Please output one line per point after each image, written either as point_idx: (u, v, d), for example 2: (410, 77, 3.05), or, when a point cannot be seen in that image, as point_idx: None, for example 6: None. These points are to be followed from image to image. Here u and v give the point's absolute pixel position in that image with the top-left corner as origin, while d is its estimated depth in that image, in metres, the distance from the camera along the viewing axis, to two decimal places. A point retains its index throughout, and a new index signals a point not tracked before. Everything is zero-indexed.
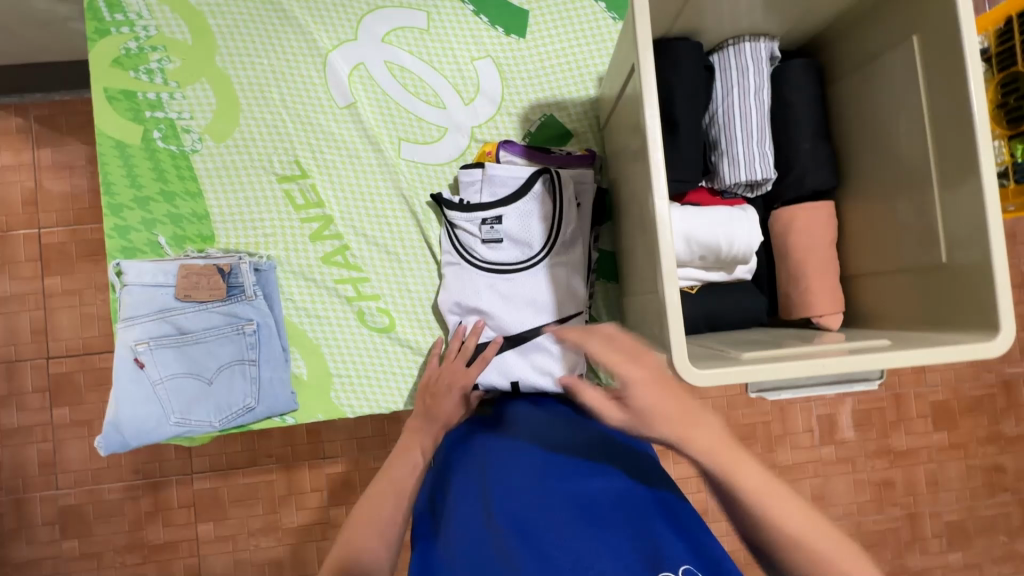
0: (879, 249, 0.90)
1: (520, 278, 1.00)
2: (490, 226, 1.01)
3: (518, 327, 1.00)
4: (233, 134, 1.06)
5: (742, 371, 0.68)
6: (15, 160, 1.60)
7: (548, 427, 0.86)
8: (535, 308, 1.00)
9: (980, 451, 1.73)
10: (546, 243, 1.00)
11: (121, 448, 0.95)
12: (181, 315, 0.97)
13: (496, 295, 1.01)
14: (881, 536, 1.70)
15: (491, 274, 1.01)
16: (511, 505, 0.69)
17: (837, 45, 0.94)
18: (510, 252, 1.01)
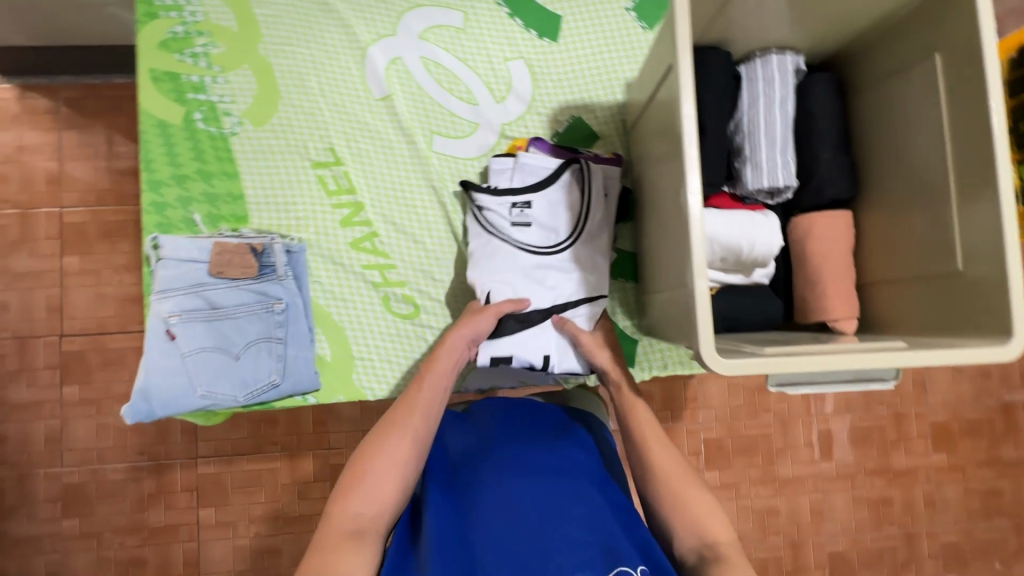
0: (893, 260, 0.93)
1: (549, 258, 1.02)
2: (519, 210, 1.03)
3: (546, 304, 1.00)
4: (271, 119, 1.09)
5: (766, 363, 0.71)
6: (42, 141, 1.63)
7: (525, 428, 0.95)
8: (563, 286, 1.01)
9: (979, 474, 1.75)
10: (575, 229, 1.02)
11: (146, 417, 0.97)
12: (214, 291, 1.00)
13: (525, 273, 1.01)
14: (877, 554, 1.71)
15: (520, 250, 1.01)
16: (487, 507, 0.81)
17: (859, 62, 0.98)
18: (538, 235, 1.02)
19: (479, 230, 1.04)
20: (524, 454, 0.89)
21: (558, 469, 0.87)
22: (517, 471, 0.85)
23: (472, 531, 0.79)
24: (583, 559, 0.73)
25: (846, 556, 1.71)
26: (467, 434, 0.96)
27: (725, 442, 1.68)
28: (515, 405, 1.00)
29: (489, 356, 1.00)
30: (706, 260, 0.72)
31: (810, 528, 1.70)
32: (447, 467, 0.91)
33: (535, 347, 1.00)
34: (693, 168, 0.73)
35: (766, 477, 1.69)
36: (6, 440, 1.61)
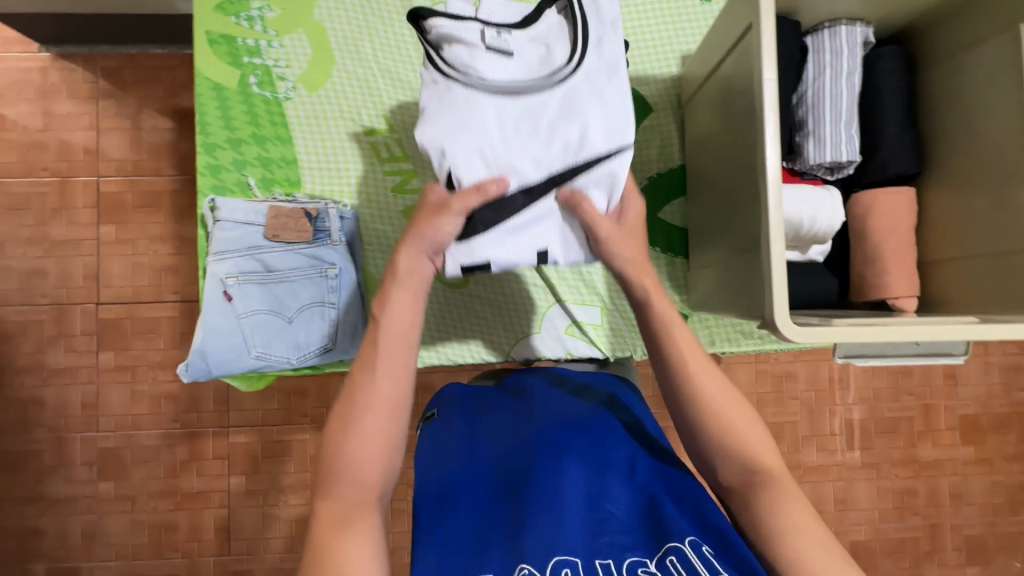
0: (959, 238, 0.91)
1: (537, 104, 0.77)
2: (493, 35, 0.79)
3: (536, 171, 0.76)
4: (325, 84, 1.09)
5: (843, 332, 0.72)
6: (79, 110, 1.64)
7: (559, 399, 0.90)
8: (557, 138, 0.76)
9: (1006, 468, 1.74)
10: (569, 59, 0.78)
11: (203, 376, 0.99)
12: (270, 254, 1.01)
13: (510, 130, 0.76)
14: (900, 544, 1.71)
15: (498, 99, 0.77)
16: (525, 484, 0.76)
17: (928, 38, 0.95)
18: (520, 72, 0.78)
19: (440, 79, 0.78)
20: (557, 425, 0.84)
21: (593, 439, 0.82)
22: (551, 442, 0.82)
23: (512, 504, 0.76)
24: (632, 540, 0.70)
25: (868, 544, 1.71)
26: (493, 403, 0.91)
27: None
28: (541, 379, 0.95)
29: (460, 265, 0.77)
30: (782, 229, 0.75)
31: (833, 516, 1.69)
32: (474, 436, 0.86)
33: (525, 242, 0.78)
34: (772, 136, 0.75)
35: (791, 464, 1.69)
36: (45, 404, 1.64)
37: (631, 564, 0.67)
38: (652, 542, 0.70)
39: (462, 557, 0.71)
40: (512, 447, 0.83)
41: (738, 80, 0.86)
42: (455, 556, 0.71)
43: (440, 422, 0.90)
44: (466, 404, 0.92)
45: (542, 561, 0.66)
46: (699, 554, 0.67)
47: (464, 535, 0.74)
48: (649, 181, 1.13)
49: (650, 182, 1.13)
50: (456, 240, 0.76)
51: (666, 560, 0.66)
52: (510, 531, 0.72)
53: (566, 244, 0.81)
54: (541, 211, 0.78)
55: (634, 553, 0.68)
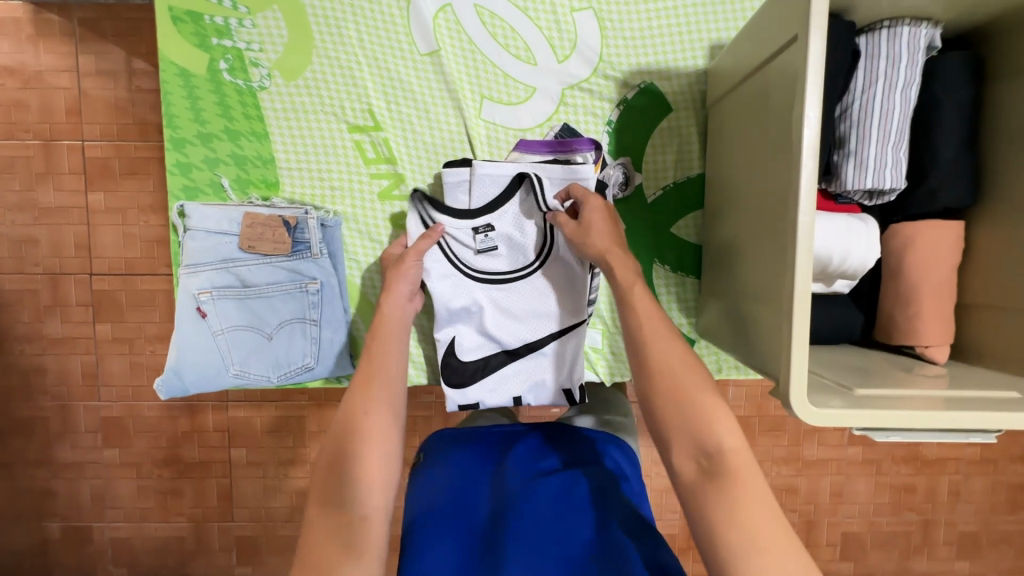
0: (1010, 287, 0.80)
1: (519, 289, 0.95)
2: (481, 235, 0.93)
3: (517, 341, 0.95)
4: (305, 73, 0.97)
5: (857, 415, 0.64)
6: (58, 65, 1.51)
7: (547, 452, 0.82)
8: (534, 320, 0.95)
9: (1012, 468, 1.66)
10: (544, 250, 0.94)
11: (180, 393, 0.94)
12: (245, 267, 0.94)
13: (500, 308, 0.95)
14: (892, 537, 1.68)
15: (487, 287, 0.95)
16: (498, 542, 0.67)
17: (1004, 40, 0.80)
18: (505, 260, 0.95)
19: (441, 268, 0.93)
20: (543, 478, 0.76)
21: (580, 503, 0.72)
22: (533, 496, 0.73)
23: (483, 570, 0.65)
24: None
25: (860, 536, 1.68)
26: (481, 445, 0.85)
27: (753, 421, 1.62)
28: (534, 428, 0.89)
29: (457, 404, 0.94)
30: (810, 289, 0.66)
31: (827, 508, 1.67)
32: (457, 474, 0.78)
33: (503, 391, 0.95)
34: (808, 182, 0.65)
35: (791, 457, 1.64)
36: (46, 372, 1.63)
37: None
38: None
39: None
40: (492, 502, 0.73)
41: (777, 98, 0.74)
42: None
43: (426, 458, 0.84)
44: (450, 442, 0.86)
45: None
46: None
47: None
48: (663, 191, 1.02)
49: (663, 193, 1.02)
50: (450, 388, 0.94)
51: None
52: None
53: (538, 392, 0.95)
54: (518, 368, 0.96)
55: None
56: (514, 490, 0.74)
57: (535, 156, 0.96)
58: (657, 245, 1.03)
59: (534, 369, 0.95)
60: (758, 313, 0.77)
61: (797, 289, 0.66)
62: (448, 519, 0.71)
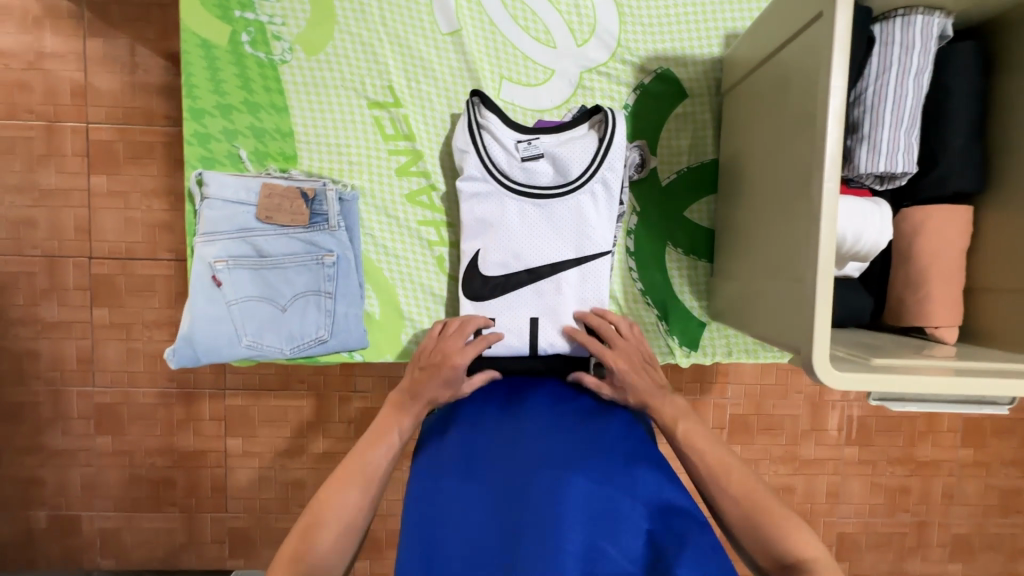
0: (1017, 269, 0.82)
1: (553, 207, 0.94)
2: (527, 145, 0.95)
3: (541, 261, 0.94)
4: (326, 48, 0.97)
5: (877, 379, 0.66)
6: (63, 45, 1.46)
7: (566, 410, 0.85)
8: (562, 243, 0.94)
9: (1004, 472, 1.63)
10: (588, 169, 0.93)
11: (191, 363, 0.93)
12: (262, 238, 0.94)
13: (532, 227, 0.94)
14: (888, 538, 1.64)
15: (524, 200, 0.94)
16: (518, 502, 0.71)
17: (1012, 32, 0.83)
18: (546, 174, 0.95)
19: (480, 176, 0.94)
20: (563, 438, 0.79)
21: (600, 469, 0.75)
22: (555, 454, 0.76)
23: (509, 525, 0.69)
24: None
25: (855, 538, 1.64)
26: (495, 401, 0.86)
27: (751, 421, 1.57)
28: (549, 383, 0.91)
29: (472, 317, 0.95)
30: (833, 259, 0.67)
31: (823, 508, 1.62)
32: (473, 432, 0.81)
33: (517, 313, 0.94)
34: (833, 154, 0.68)
35: (787, 456, 1.59)
36: (39, 356, 1.56)
37: None
38: None
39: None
40: (511, 460, 0.76)
41: (797, 77, 0.77)
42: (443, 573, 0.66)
43: (445, 411, 0.87)
44: (470, 394, 0.88)
45: None
46: None
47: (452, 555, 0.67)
48: (677, 176, 1.03)
49: (677, 178, 1.03)
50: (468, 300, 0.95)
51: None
52: (503, 565, 0.66)
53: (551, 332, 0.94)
54: (538, 291, 0.94)
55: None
56: (535, 449, 0.77)
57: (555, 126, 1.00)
58: (670, 229, 1.04)
59: (554, 294, 0.94)
60: (776, 287, 0.79)
61: (822, 257, 0.68)
62: (469, 479, 0.75)
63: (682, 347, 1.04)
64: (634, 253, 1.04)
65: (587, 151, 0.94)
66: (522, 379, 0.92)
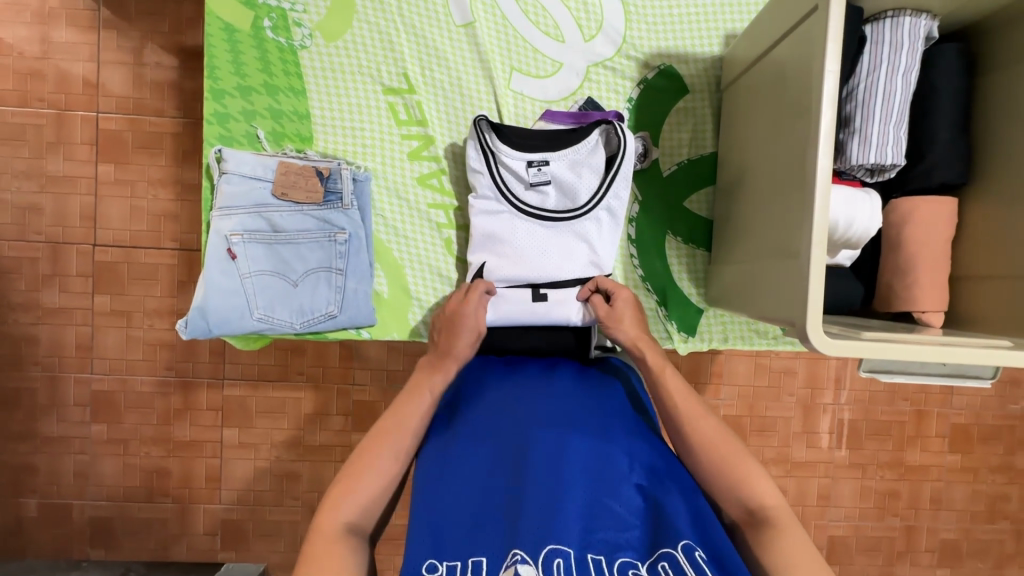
0: (998, 256, 0.87)
1: (560, 230, 0.99)
2: (536, 169, 0.99)
3: (546, 278, 0.98)
4: (345, 35, 1.02)
5: (868, 347, 0.70)
6: (77, 36, 1.46)
7: (569, 387, 0.88)
8: (568, 263, 0.99)
9: (990, 477, 1.66)
10: (595, 196, 0.98)
11: (202, 334, 0.95)
12: (277, 213, 0.97)
13: (539, 245, 0.99)
14: (877, 542, 1.66)
15: (532, 223, 0.98)
16: (521, 466, 0.74)
17: (994, 36, 0.89)
18: (555, 199, 0.99)
19: (493, 197, 0.98)
20: (564, 412, 0.83)
21: (600, 440, 0.78)
22: (557, 426, 0.79)
23: (512, 486, 0.72)
24: (629, 537, 0.66)
25: (846, 541, 1.65)
26: (496, 374, 0.91)
27: (744, 421, 1.59)
28: (548, 361, 0.95)
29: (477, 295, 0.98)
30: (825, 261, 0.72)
31: (814, 511, 1.63)
32: (474, 404, 0.85)
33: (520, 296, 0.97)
34: (824, 164, 0.72)
35: (779, 458, 1.61)
36: (38, 341, 1.52)
37: (623, 564, 0.62)
38: (647, 545, 0.65)
39: (456, 534, 0.68)
40: (512, 427, 0.80)
41: (792, 70, 0.82)
42: (450, 529, 0.69)
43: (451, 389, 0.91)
44: (477, 374, 0.92)
45: (535, 549, 0.62)
46: (693, 561, 0.62)
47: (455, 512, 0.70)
48: (677, 167, 1.08)
49: (678, 169, 1.08)
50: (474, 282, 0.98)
51: (656, 565, 0.62)
52: (506, 519, 0.68)
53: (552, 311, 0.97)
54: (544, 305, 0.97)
55: (626, 552, 0.64)
56: (537, 420, 0.80)
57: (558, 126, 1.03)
58: (670, 218, 1.08)
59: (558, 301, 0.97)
60: (771, 269, 0.83)
61: (813, 258, 0.72)
62: (473, 445, 0.79)
63: (680, 332, 1.07)
64: (635, 240, 1.07)
65: (595, 173, 0.98)
66: (527, 359, 0.96)
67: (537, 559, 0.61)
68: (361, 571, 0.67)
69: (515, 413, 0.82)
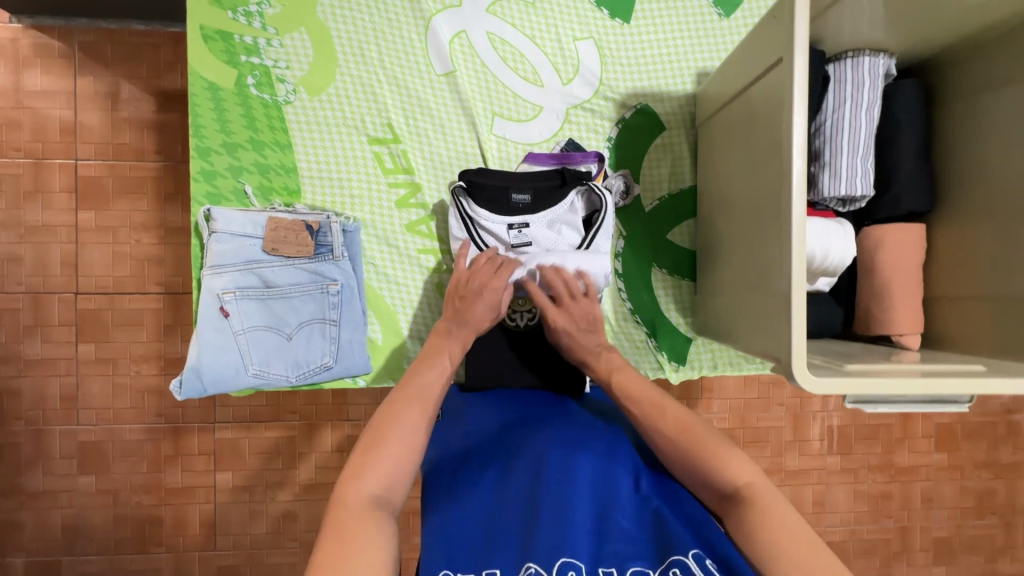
0: (968, 279, 0.91)
1: None
2: (517, 232, 1.01)
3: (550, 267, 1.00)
4: (328, 88, 1.04)
5: (853, 383, 0.72)
6: (54, 84, 1.45)
7: (569, 411, 0.94)
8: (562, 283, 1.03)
9: (976, 473, 1.71)
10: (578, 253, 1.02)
11: (197, 394, 0.95)
12: (267, 269, 0.97)
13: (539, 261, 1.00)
14: (872, 545, 1.68)
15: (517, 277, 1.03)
16: (530, 489, 0.79)
17: (948, 71, 0.94)
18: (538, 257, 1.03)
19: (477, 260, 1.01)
20: (568, 430, 0.87)
21: (603, 456, 0.84)
22: (563, 443, 0.84)
23: (523, 508, 0.77)
24: (638, 549, 0.73)
25: (843, 545, 1.68)
26: (502, 403, 0.96)
27: (737, 433, 1.62)
28: (546, 398, 0.99)
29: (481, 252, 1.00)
30: (805, 287, 0.75)
31: (810, 518, 1.66)
32: (481, 430, 0.91)
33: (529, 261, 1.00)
34: (798, 205, 0.75)
35: (773, 468, 1.64)
36: (21, 394, 1.49)
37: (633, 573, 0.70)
38: (655, 554, 0.72)
39: (469, 547, 0.74)
40: (518, 450, 0.84)
41: (762, 110, 0.85)
42: (464, 545, 0.74)
43: (455, 416, 0.95)
44: (479, 403, 0.97)
45: (548, 561, 0.70)
46: (702, 569, 0.68)
47: (466, 530, 0.76)
48: (659, 202, 1.11)
49: (659, 204, 1.11)
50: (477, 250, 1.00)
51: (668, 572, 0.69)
52: (517, 542, 0.74)
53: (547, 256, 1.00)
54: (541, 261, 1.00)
55: (637, 563, 0.71)
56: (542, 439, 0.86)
57: (540, 167, 1.06)
58: (655, 252, 1.11)
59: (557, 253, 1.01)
60: (751, 302, 0.88)
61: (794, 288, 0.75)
62: (482, 468, 0.83)
63: (671, 362, 1.10)
64: (622, 274, 1.10)
65: (576, 234, 1.02)
66: (528, 393, 1.01)
67: (550, 570, 0.69)
68: (392, 539, 0.66)
69: (520, 436, 0.87)
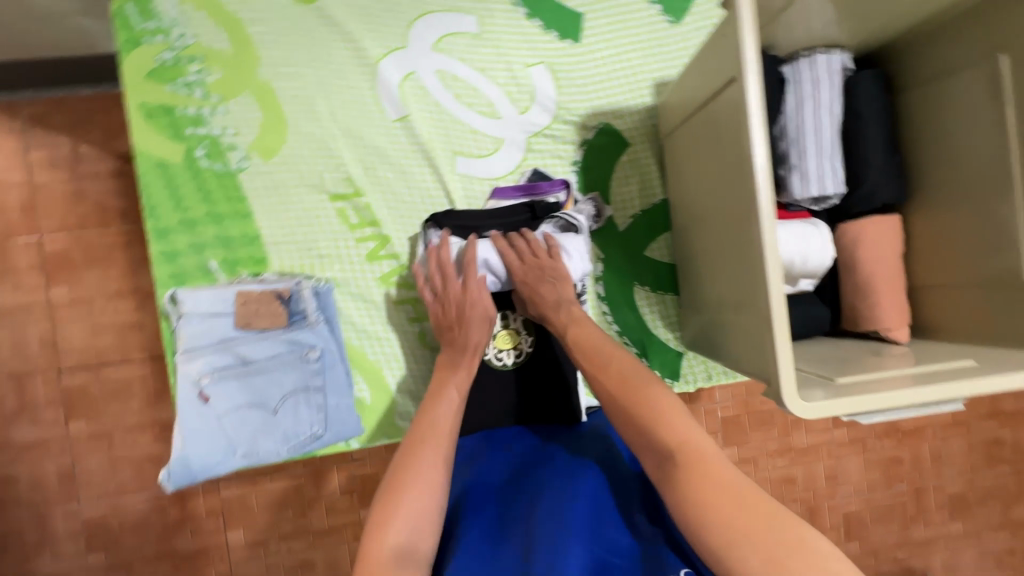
0: (949, 264, 0.90)
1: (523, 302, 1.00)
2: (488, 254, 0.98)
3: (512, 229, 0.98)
4: (282, 150, 1.01)
5: (850, 400, 0.71)
6: (4, 161, 1.40)
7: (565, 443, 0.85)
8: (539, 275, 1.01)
9: (981, 426, 1.71)
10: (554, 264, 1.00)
11: (188, 482, 0.92)
12: (243, 345, 0.95)
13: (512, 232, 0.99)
14: (890, 510, 1.67)
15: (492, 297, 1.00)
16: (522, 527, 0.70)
17: (905, 56, 0.93)
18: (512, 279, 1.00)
19: None
20: (562, 458, 0.79)
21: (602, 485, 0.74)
22: (557, 472, 0.76)
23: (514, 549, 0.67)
24: None
25: (860, 515, 1.66)
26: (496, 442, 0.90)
27: (743, 419, 1.60)
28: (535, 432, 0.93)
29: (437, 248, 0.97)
30: (785, 308, 0.73)
31: (825, 492, 1.65)
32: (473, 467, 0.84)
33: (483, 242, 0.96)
34: (768, 226, 0.73)
35: (783, 448, 1.62)
36: (16, 481, 1.44)
37: None
38: None
39: None
40: (512, 490, 0.76)
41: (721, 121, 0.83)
42: None
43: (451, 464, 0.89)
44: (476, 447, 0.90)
45: None
46: None
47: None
48: (632, 220, 1.10)
49: (633, 222, 1.10)
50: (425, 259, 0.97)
51: None
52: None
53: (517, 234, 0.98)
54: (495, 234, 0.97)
55: None
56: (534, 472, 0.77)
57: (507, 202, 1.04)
58: (635, 270, 1.10)
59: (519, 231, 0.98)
60: (734, 320, 0.86)
61: (774, 304, 0.73)
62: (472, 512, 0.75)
63: (665, 379, 1.09)
64: (605, 297, 1.09)
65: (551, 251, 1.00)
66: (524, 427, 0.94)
67: None
68: None
69: (515, 475, 0.79)
